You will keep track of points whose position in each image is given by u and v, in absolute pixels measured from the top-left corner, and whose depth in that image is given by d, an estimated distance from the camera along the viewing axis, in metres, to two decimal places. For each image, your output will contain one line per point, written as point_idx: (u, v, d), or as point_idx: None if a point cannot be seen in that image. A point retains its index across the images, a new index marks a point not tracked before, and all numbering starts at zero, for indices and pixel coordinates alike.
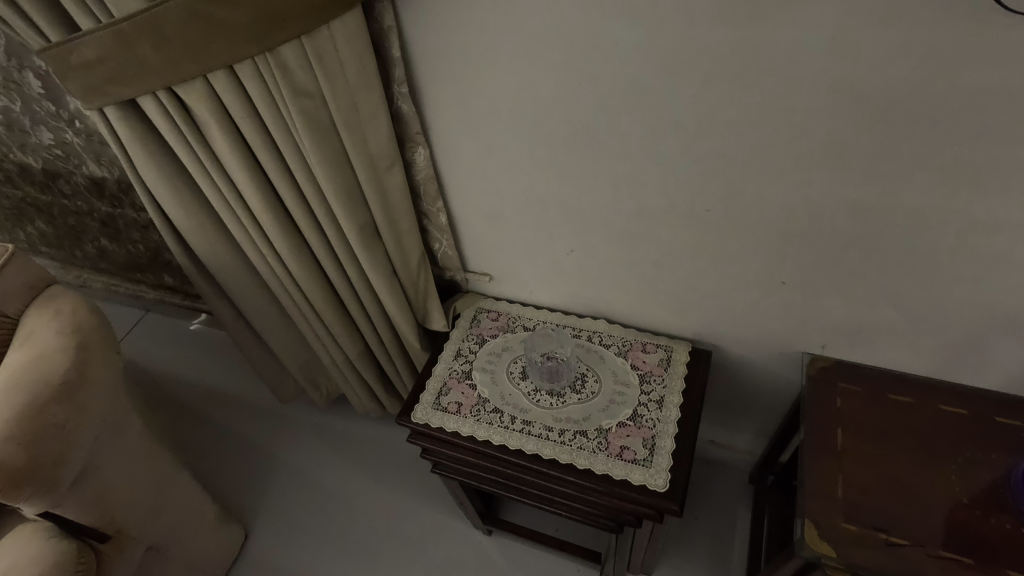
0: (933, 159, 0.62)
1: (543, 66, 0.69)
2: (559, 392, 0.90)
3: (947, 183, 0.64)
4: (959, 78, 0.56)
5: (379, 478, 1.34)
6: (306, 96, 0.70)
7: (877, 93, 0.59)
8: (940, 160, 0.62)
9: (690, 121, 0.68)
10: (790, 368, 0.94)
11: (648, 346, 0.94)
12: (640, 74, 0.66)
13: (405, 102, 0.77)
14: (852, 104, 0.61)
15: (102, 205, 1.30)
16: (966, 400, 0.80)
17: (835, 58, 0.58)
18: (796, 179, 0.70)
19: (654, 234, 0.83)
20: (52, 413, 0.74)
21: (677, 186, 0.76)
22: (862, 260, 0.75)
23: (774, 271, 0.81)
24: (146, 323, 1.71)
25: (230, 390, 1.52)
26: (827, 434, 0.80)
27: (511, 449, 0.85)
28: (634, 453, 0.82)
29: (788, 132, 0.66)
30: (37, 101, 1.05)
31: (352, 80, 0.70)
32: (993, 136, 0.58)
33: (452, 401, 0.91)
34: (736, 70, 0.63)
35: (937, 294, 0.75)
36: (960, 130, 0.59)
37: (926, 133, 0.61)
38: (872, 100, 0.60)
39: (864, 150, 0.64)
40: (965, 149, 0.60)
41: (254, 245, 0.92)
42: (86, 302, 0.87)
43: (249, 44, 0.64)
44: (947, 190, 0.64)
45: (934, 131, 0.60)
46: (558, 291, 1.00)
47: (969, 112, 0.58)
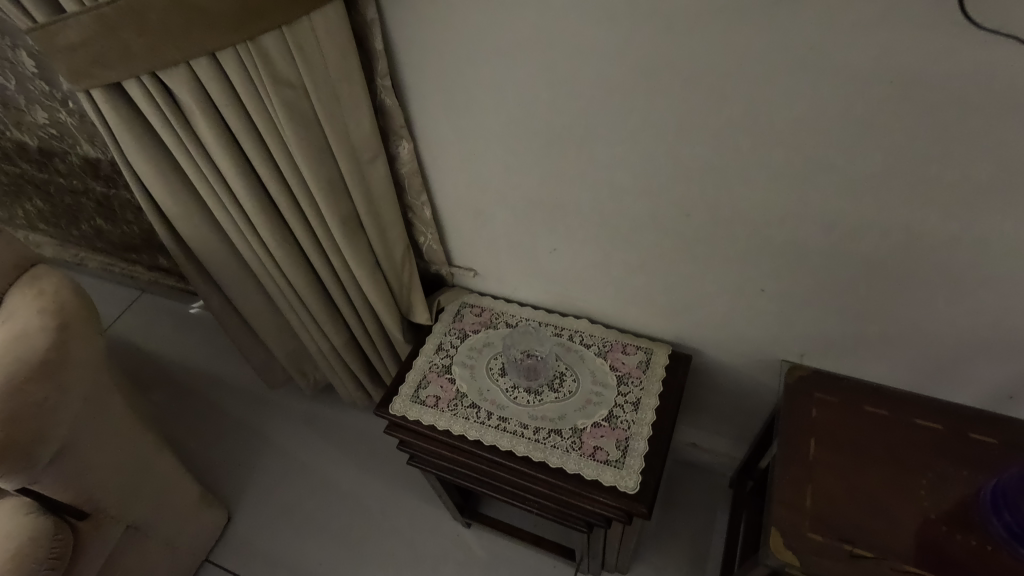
0: (910, 173, 0.62)
1: (525, 65, 0.69)
2: (536, 390, 0.90)
3: (927, 197, 0.63)
4: (938, 93, 0.55)
5: (362, 466, 1.35)
6: (289, 86, 0.71)
7: (857, 104, 0.59)
8: (921, 173, 0.61)
9: (671, 126, 0.68)
10: (769, 376, 0.94)
11: (628, 348, 0.94)
12: (620, 76, 0.66)
13: (388, 95, 0.77)
14: (834, 114, 0.60)
15: (97, 186, 1.31)
16: (941, 416, 0.80)
17: (812, 69, 0.58)
18: (776, 188, 0.69)
19: (636, 236, 0.83)
20: (31, 391, 0.75)
21: (657, 191, 0.76)
22: (840, 271, 0.75)
23: (755, 278, 0.81)
24: (141, 303, 1.72)
25: (219, 373, 1.54)
26: (799, 444, 0.80)
27: (485, 445, 0.85)
28: (606, 454, 0.82)
29: (769, 140, 0.65)
30: (31, 80, 1.05)
31: (334, 71, 0.70)
32: (971, 152, 0.58)
33: (431, 394, 0.91)
34: (718, 75, 0.62)
35: (916, 307, 0.74)
36: (940, 144, 0.59)
37: (907, 146, 0.60)
38: (853, 112, 0.60)
39: (844, 160, 0.64)
40: (947, 163, 0.60)
41: (240, 231, 0.92)
42: (70, 283, 0.88)
43: (231, 31, 0.64)
44: (926, 205, 0.64)
45: (913, 146, 0.60)
46: (542, 289, 1.00)
47: (947, 128, 0.57)
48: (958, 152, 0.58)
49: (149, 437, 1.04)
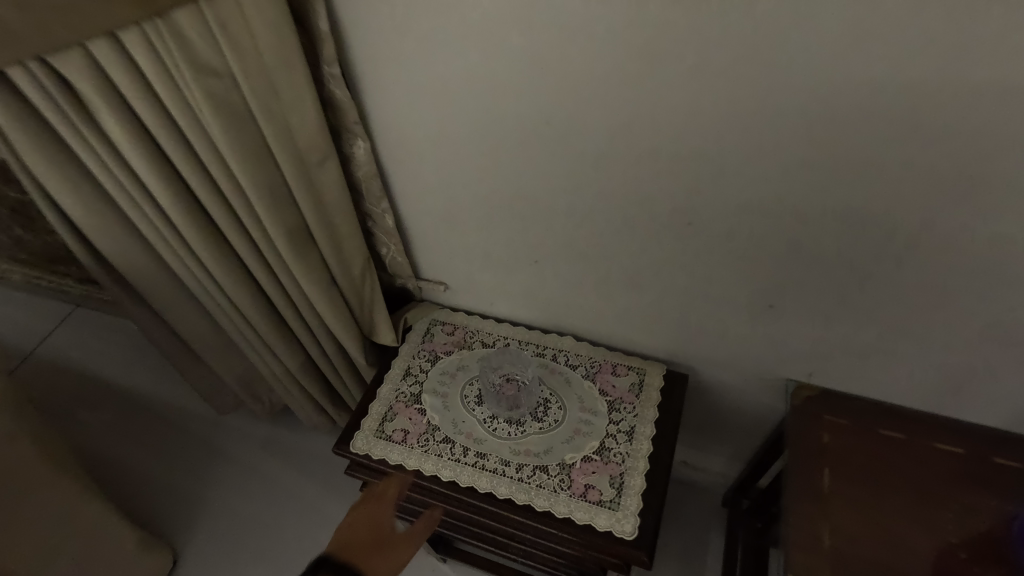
0: (948, 175, 0.54)
1: (501, 49, 0.58)
2: (518, 420, 0.80)
3: (968, 202, 0.55)
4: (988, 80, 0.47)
5: (325, 497, 1.23)
6: (215, 75, 0.58)
7: (895, 94, 0.50)
8: (962, 175, 0.53)
9: (674, 120, 0.58)
10: (772, 395, 0.86)
11: (618, 368, 0.85)
12: (612, 62, 0.56)
13: (337, 86, 0.64)
14: (867, 105, 0.52)
15: (9, 191, 1.15)
16: (962, 437, 0.73)
17: (839, 52, 0.49)
18: (790, 194, 0.60)
19: (629, 247, 0.73)
20: None
21: (653, 196, 0.66)
22: (857, 284, 0.66)
23: (762, 292, 0.72)
24: (73, 319, 1.55)
25: (164, 396, 1.39)
26: (812, 475, 0.72)
27: (461, 486, 0.75)
28: (600, 494, 0.73)
29: (788, 137, 0.56)
30: None
31: (269, 55, 0.58)
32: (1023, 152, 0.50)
33: (398, 428, 0.80)
34: (732, 60, 0.52)
35: (940, 321, 0.67)
36: (988, 139, 0.50)
37: (948, 142, 0.52)
38: (890, 104, 0.51)
39: (875, 161, 0.55)
40: (993, 163, 0.52)
41: (168, 246, 0.79)
42: None
43: (131, 6, 0.50)
44: (963, 211, 0.56)
45: (952, 144, 0.52)
46: (522, 304, 0.89)
47: (995, 122, 0.49)
48: (1008, 149, 0.50)
49: (73, 482, 0.90)
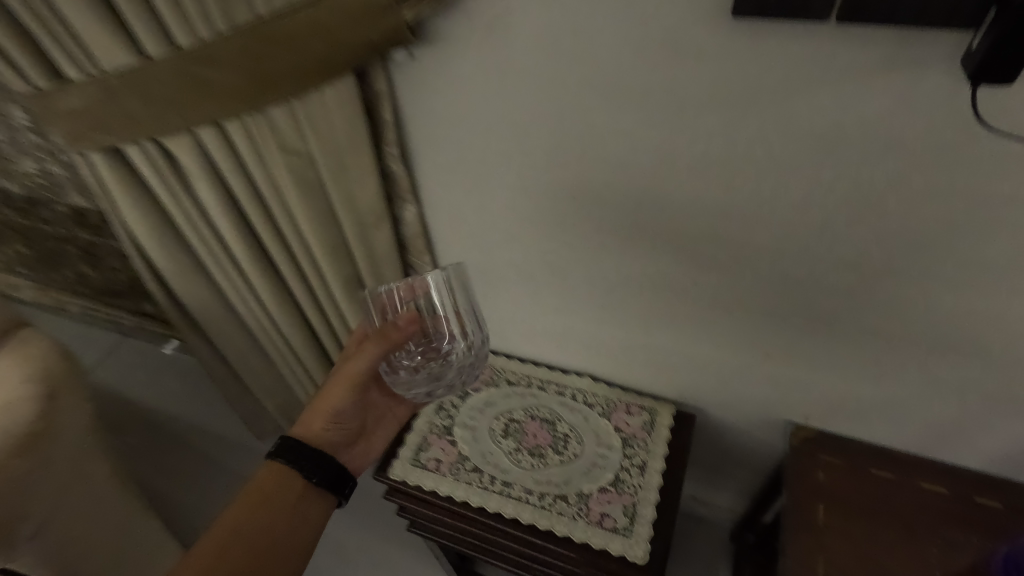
0: (930, 255, 0.61)
1: (536, 138, 0.68)
2: (541, 452, 0.89)
3: (946, 274, 0.62)
4: (972, 187, 0.54)
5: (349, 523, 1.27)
6: (294, 155, 0.69)
7: (890, 189, 0.57)
8: (937, 254, 0.61)
9: (691, 201, 0.66)
10: (774, 435, 0.93)
11: (632, 408, 0.93)
12: (628, 152, 0.65)
13: (394, 163, 0.74)
14: (851, 197, 0.59)
15: (82, 233, 1.27)
16: (946, 479, 0.80)
17: (833, 159, 0.57)
18: (789, 265, 0.69)
19: (643, 298, 0.82)
20: (15, 466, 0.71)
21: (666, 259, 0.75)
22: (852, 344, 0.74)
23: (763, 340, 0.80)
24: (121, 348, 1.65)
25: (198, 423, 1.48)
26: (808, 508, 0.78)
27: (489, 511, 0.83)
28: (614, 521, 0.80)
29: (787, 222, 0.64)
30: (21, 132, 1.04)
31: (341, 141, 0.67)
32: (989, 242, 0.58)
33: (432, 457, 0.89)
34: (745, 154, 0.59)
35: (937, 379, 0.73)
36: (961, 227, 0.57)
37: (934, 233, 0.59)
38: (886, 197, 0.57)
39: (864, 243, 0.62)
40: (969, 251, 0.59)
41: (235, 286, 0.91)
42: (55, 346, 0.83)
43: (238, 103, 0.63)
44: (942, 287, 0.63)
45: (936, 237, 0.59)
46: (545, 345, 0.98)
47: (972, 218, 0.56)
48: (979, 233, 0.57)
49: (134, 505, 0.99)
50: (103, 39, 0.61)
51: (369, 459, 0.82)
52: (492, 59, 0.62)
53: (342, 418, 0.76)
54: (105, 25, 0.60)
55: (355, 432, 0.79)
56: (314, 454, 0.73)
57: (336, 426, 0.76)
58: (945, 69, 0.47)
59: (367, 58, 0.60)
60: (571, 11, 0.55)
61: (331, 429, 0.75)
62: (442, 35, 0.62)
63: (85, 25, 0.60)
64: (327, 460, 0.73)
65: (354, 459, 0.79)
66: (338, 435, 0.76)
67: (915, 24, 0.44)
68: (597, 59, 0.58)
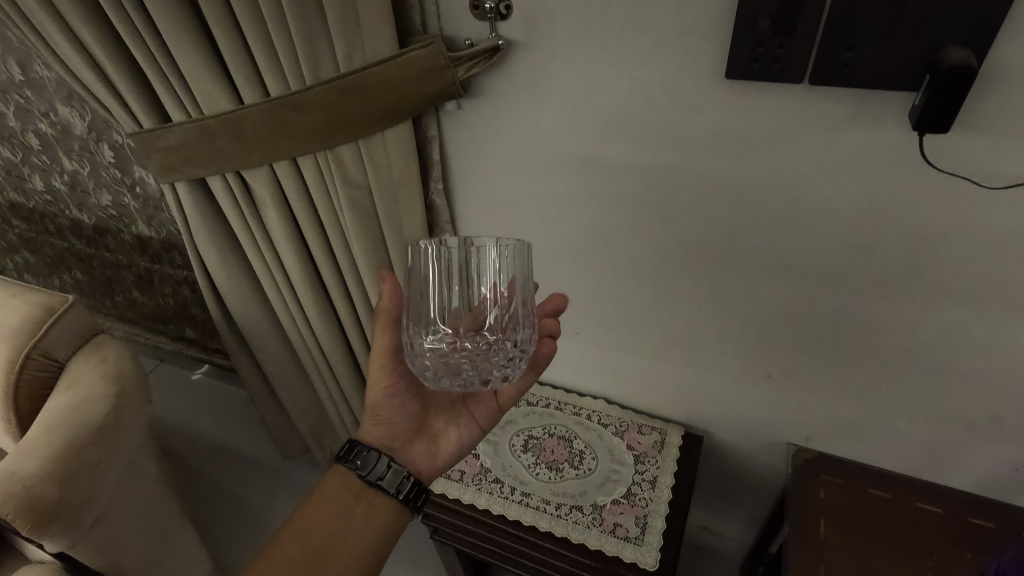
0: (905, 280, 0.69)
1: (560, 176, 0.78)
2: (558, 466, 0.95)
3: (922, 300, 0.70)
4: (935, 222, 0.63)
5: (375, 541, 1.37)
6: (355, 186, 0.81)
7: (863, 223, 0.66)
8: (912, 282, 0.69)
9: (693, 232, 0.76)
10: (778, 458, 0.99)
11: (643, 428, 1.00)
12: (638, 190, 0.75)
13: (438, 197, 0.86)
14: (833, 231, 0.68)
15: (141, 260, 1.40)
16: (941, 500, 0.84)
17: (809, 196, 0.67)
18: (783, 292, 0.77)
19: (652, 324, 0.90)
20: (87, 452, 0.81)
21: (673, 287, 0.84)
22: (843, 365, 0.81)
23: (762, 364, 0.87)
24: (158, 374, 1.75)
25: (235, 443, 1.56)
26: (809, 523, 0.82)
27: (509, 519, 0.89)
28: (626, 531, 0.86)
29: (775, 250, 0.73)
30: (105, 168, 1.19)
31: (396, 174, 0.79)
32: (956, 271, 0.66)
33: (456, 468, 0.96)
34: (737, 191, 0.70)
35: (922, 398, 0.80)
36: (930, 258, 0.66)
37: (906, 261, 0.67)
38: (861, 230, 0.67)
39: (846, 270, 0.71)
40: (937, 276, 0.67)
41: (284, 304, 1.02)
42: (129, 352, 0.95)
43: (314, 142, 0.76)
44: (920, 311, 0.71)
45: (907, 266, 0.68)
46: (563, 369, 1.06)
47: (938, 248, 0.65)
48: (947, 264, 0.66)
49: (176, 507, 1.06)
50: (210, 88, 0.75)
51: (438, 460, 0.78)
52: (526, 112, 0.74)
53: (388, 413, 0.77)
54: (213, 78, 0.75)
55: (411, 430, 0.78)
56: (360, 451, 0.74)
57: (383, 422, 0.77)
58: (900, 124, 0.58)
59: (424, 107, 0.73)
60: (593, 74, 0.67)
61: (378, 425, 0.77)
62: (486, 91, 0.74)
63: (198, 76, 0.75)
64: (369, 456, 0.74)
65: (416, 459, 0.77)
66: (391, 433, 0.77)
67: (871, 86, 0.55)
68: (614, 113, 0.69)
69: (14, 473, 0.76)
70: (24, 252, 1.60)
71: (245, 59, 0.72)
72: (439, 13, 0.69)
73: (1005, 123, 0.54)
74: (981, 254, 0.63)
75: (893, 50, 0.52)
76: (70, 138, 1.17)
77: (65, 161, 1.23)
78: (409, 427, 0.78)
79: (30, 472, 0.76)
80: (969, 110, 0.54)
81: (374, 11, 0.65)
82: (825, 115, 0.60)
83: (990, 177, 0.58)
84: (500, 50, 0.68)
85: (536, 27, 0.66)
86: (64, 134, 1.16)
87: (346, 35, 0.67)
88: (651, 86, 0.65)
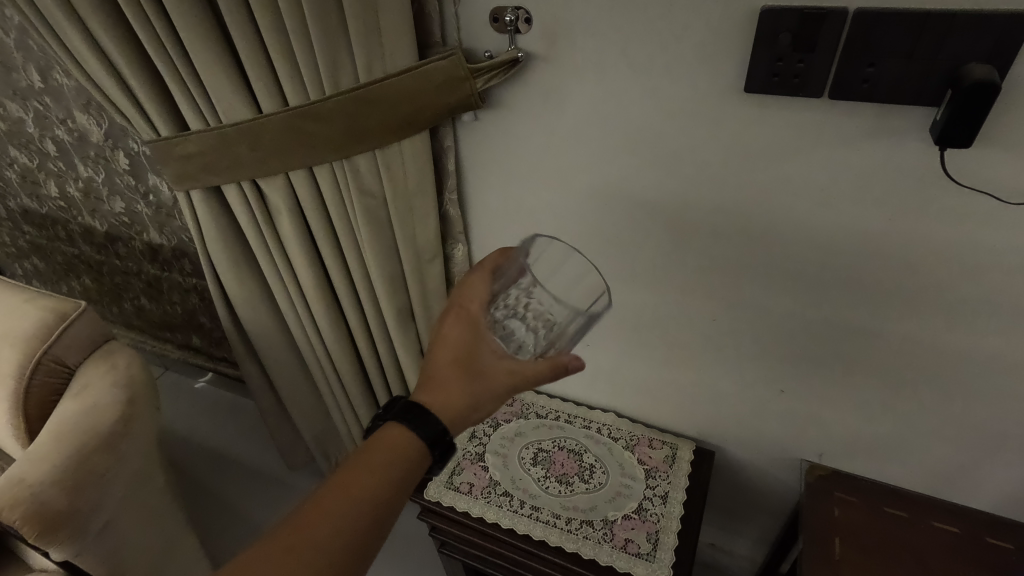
0: (923, 296, 0.69)
1: (575, 187, 0.78)
2: (568, 480, 0.94)
3: (939, 317, 0.70)
4: (954, 237, 0.63)
5: (390, 555, 1.37)
6: (370, 195, 0.82)
7: (880, 237, 0.66)
8: (929, 299, 0.68)
9: (709, 246, 0.76)
10: (790, 474, 0.98)
11: (654, 442, 0.99)
12: (654, 202, 0.75)
13: (452, 208, 0.86)
14: (849, 245, 0.68)
15: (151, 268, 1.40)
16: (958, 519, 0.82)
17: (827, 210, 0.66)
18: (798, 306, 0.77)
19: (664, 338, 0.90)
20: (96, 459, 0.80)
21: (686, 301, 0.83)
22: (859, 381, 0.81)
23: (776, 379, 0.86)
24: (163, 382, 1.75)
25: (240, 453, 1.55)
26: (825, 542, 0.80)
27: (519, 533, 0.88)
28: (638, 547, 0.85)
29: (790, 265, 0.73)
30: (120, 175, 1.20)
31: (411, 184, 0.80)
32: (974, 287, 0.65)
33: (464, 481, 0.95)
34: (754, 205, 0.70)
35: (939, 417, 0.79)
36: (948, 274, 0.66)
37: (925, 277, 0.67)
38: (878, 245, 0.67)
39: (864, 285, 0.71)
40: (955, 292, 0.67)
41: (295, 312, 1.02)
42: (140, 359, 0.94)
43: (331, 151, 0.77)
44: (939, 327, 0.70)
45: (926, 282, 0.67)
46: (573, 382, 1.06)
47: (957, 263, 0.64)
48: (965, 279, 0.65)
49: (182, 518, 1.05)
50: (230, 96, 0.76)
51: None
52: (542, 123, 0.74)
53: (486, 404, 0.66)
54: (234, 89, 0.76)
55: None
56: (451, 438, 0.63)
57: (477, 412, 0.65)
58: (918, 140, 0.58)
59: (441, 118, 0.73)
60: (610, 87, 0.68)
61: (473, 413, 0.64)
62: (502, 102, 0.74)
63: (218, 86, 0.75)
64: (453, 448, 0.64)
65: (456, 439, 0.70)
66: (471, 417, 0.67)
67: (890, 101, 0.56)
68: (631, 126, 0.70)
69: (22, 479, 0.76)
70: (35, 258, 1.61)
71: (266, 69, 0.73)
72: (459, 26, 0.70)
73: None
74: (999, 270, 0.63)
75: (912, 65, 0.53)
76: (86, 146, 1.18)
77: (80, 168, 1.24)
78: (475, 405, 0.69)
79: (39, 479, 0.76)
80: (987, 125, 0.55)
81: (396, 23, 0.65)
82: (841, 130, 0.60)
83: (1008, 193, 0.58)
84: (518, 63, 0.69)
85: (555, 41, 0.67)
86: (81, 141, 1.17)
87: (367, 46, 0.67)
88: (669, 100, 0.66)
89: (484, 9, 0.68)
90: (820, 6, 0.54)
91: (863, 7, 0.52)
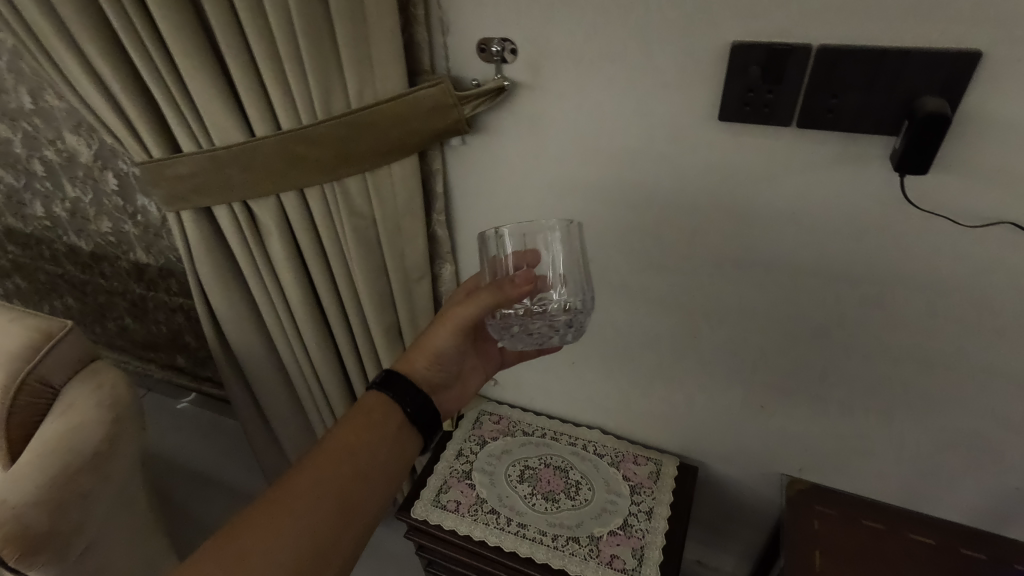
0: (891, 313, 0.72)
1: (560, 210, 0.81)
2: (554, 497, 0.95)
3: (909, 333, 0.73)
4: (918, 257, 0.66)
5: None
6: (359, 216, 0.84)
7: (850, 258, 0.69)
8: (897, 315, 0.72)
9: (688, 265, 0.79)
10: (771, 489, 1.00)
11: (639, 459, 1.01)
12: (636, 222, 0.78)
13: (440, 228, 0.88)
14: (822, 265, 0.71)
15: (136, 287, 1.39)
16: (933, 530, 0.85)
17: (799, 232, 0.70)
18: (775, 324, 0.79)
19: (647, 355, 0.92)
20: (80, 479, 0.80)
21: (668, 319, 0.86)
22: (835, 396, 0.83)
23: (755, 395, 0.89)
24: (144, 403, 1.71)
25: (226, 476, 1.55)
26: (805, 555, 0.82)
27: (506, 551, 0.88)
28: (624, 562, 0.86)
29: (767, 284, 0.76)
30: (108, 195, 1.21)
31: (401, 206, 0.82)
32: (938, 304, 0.69)
33: (452, 499, 0.95)
34: (729, 227, 0.73)
35: (912, 430, 0.82)
36: (915, 291, 0.69)
37: (894, 295, 0.70)
38: (849, 265, 0.70)
39: (838, 302, 0.74)
40: (921, 309, 0.70)
41: (283, 332, 1.03)
42: (126, 378, 0.94)
43: (322, 173, 0.79)
44: (909, 343, 0.73)
45: (894, 300, 0.70)
46: (559, 400, 1.07)
47: (922, 282, 0.68)
48: (932, 297, 0.68)
49: (163, 541, 1.04)
50: (222, 119, 0.78)
51: (464, 399, 0.83)
52: (528, 147, 0.77)
53: (442, 359, 0.78)
54: (228, 113, 0.78)
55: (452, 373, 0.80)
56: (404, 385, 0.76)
57: (434, 366, 0.78)
58: (881, 166, 0.62)
59: (430, 142, 0.76)
60: (593, 114, 0.71)
61: (428, 366, 0.78)
62: (489, 128, 0.77)
63: (211, 109, 0.77)
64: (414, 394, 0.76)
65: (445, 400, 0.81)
66: (435, 372, 0.78)
67: (854, 130, 0.59)
68: (613, 152, 0.73)
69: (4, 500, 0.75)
70: (16, 278, 1.60)
71: (259, 94, 0.75)
72: (448, 55, 0.73)
73: (979, 167, 0.58)
74: (963, 288, 0.66)
75: (873, 97, 0.56)
76: (75, 166, 1.19)
77: (67, 189, 1.25)
78: (451, 374, 0.80)
79: (21, 499, 0.75)
80: (945, 153, 0.58)
81: (387, 53, 0.68)
82: (811, 156, 0.64)
83: (966, 216, 0.61)
84: (505, 90, 0.72)
85: (540, 69, 0.70)
86: (70, 161, 1.18)
87: (358, 74, 0.70)
88: (650, 127, 0.69)
89: (472, 39, 0.71)
90: (786, 42, 0.58)
91: (826, 44, 0.56)
